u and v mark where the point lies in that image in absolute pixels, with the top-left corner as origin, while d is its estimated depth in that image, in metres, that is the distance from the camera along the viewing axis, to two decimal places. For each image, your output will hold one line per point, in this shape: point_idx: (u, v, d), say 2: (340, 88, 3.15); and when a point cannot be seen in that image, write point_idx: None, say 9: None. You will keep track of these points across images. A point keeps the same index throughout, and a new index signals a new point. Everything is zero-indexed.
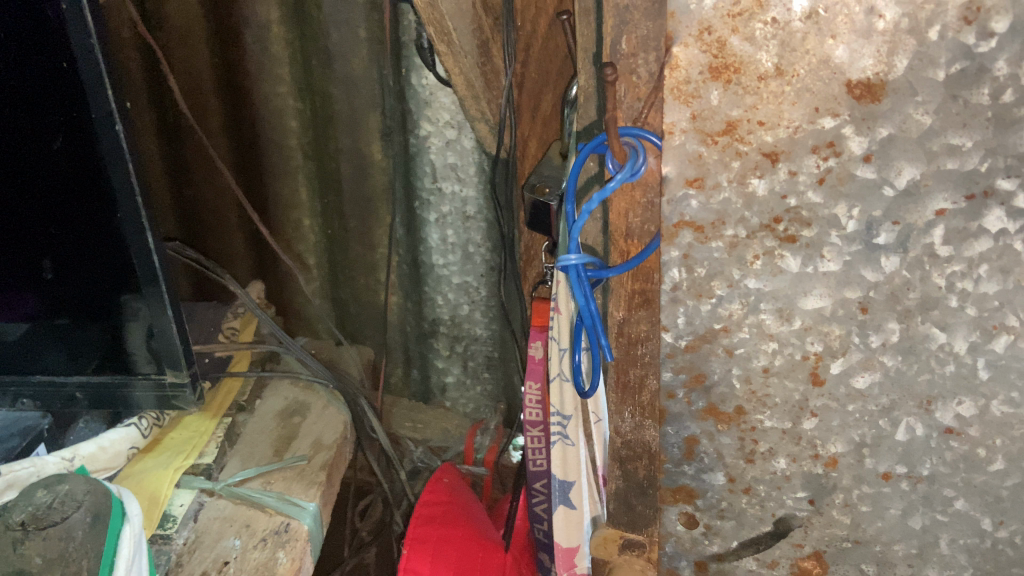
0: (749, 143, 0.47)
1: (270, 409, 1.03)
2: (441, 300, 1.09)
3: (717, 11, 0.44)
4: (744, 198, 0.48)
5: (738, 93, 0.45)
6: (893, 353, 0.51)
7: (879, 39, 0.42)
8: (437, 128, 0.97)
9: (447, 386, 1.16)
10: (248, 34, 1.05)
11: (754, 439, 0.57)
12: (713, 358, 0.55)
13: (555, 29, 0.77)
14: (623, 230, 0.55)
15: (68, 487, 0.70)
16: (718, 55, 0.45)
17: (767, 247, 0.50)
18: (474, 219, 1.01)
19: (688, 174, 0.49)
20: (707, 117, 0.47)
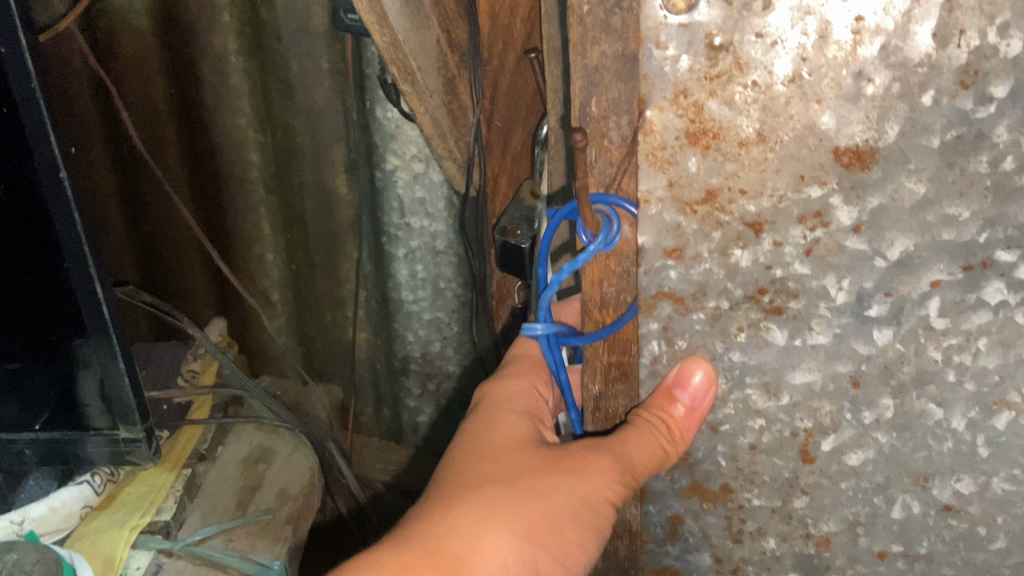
0: (730, 212, 0.44)
1: (232, 456, 0.97)
2: (411, 337, 1.05)
3: (693, 73, 0.40)
4: (726, 269, 0.45)
5: (717, 160, 0.42)
6: (887, 430, 0.49)
7: (868, 104, 0.40)
8: (404, 162, 0.94)
9: (419, 425, 1.11)
10: (205, 65, 1.01)
11: (742, 518, 0.55)
12: (697, 436, 0.52)
13: (523, 65, 0.75)
14: (597, 299, 0.48)
15: (16, 555, 0.71)
16: (695, 119, 0.41)
17: (751, 319, 0.47)
18: (445, 254, 0.98)
19: (666, 244, 0.45)
20: (685, 185, 0.43)
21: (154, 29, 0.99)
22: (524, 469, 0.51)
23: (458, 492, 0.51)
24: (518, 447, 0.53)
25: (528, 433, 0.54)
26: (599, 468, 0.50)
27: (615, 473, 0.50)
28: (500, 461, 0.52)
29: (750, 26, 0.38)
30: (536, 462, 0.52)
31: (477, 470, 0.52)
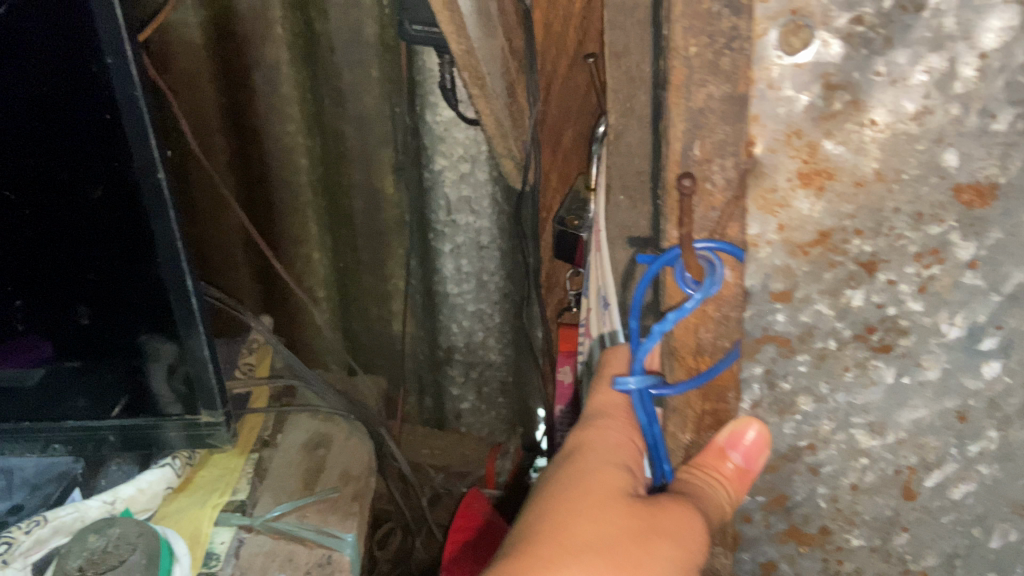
0: (844, 252, 0.43)
1: (293, 442, 1.03)
2: (455, 328, 1.11)
3: (809, 113, 0.40)
4: (836, 310, 0.45)
5: (833, 201, 0.42)
6: (991, 461, 0.48)
7: (994, 141, 0.39)
8: (452, 162, 1.00)
9: (461, 412, 1.17)
10: (259, 75, 1.07)
11: (840, 559, 0.53)
12: (795, 479, 0.51)
13: (575, 69, 0.82)
14: (692, 346, 0.48)
15: (121, 531, 0.76)
16: (809, 160, 0.41)
17: (859, 360, 0.46)
18: (488, 249, 1.05)
19: (774, 287, 0.45)
20: (796, 228, 0.43)
21: (206, 42, 1.05)
22: (617, 530, 0.48)
23: (550, 559, 0.47)
24: (606, 498, 0.50)
25: (619, 481, 0.51)
26: (691, 528, 0.47)
27: (704, 533, 0.48)
28: (591, 520, 0.49)
29: (872, 65, 0.38)
30: (628, 521, 0.48)
31: (567, 531, 0.49)
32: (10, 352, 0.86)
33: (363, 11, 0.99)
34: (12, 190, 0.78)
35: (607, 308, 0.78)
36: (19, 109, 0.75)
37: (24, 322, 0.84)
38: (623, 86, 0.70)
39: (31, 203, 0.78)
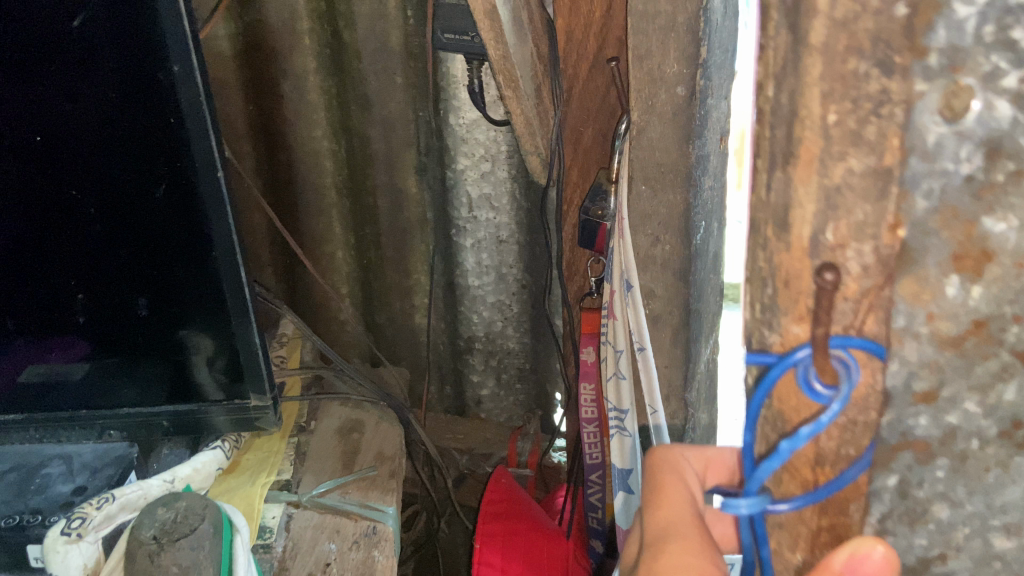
0: (1003, 340, 0.31)
1: (328, 427, 1.09)
2: (476, 318, 1.19)
3: (969, 181, 0.29)
4: (985, 407, 0.32)
5: (1009, 273, 0.30)
6: None
7: None
8: (473, 162, 1.08)
9: (481, 398, 1.25)
10: (287, 84, 1.12)
11: None
12: None
13: (595, 72, 0.88)
14: (811, 454, 0.35)
15: (185, 503, 0.80)
16: (966, 236, 0.30)
17: (1000, 458, 0.33)
18: (508, 243, 1.12)
19: (917, 385, 0.33)
20: (949, 317, 0.31)
21: (237, 55, 1.11)
22: None
23: None
24: None
25: None
26: None
27: None
28: None
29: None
30: None
31: None
32: (71, 346, 0.93)
33: (389, 22, 1.06)
34: (75, 190, 0.84)
35: (631, 288, 0.85)
36: (85, 114, 0.81)
37: (85, 315, 0.91)
38: (645, 86, 0.79)
39: (94, 202, 0.85)
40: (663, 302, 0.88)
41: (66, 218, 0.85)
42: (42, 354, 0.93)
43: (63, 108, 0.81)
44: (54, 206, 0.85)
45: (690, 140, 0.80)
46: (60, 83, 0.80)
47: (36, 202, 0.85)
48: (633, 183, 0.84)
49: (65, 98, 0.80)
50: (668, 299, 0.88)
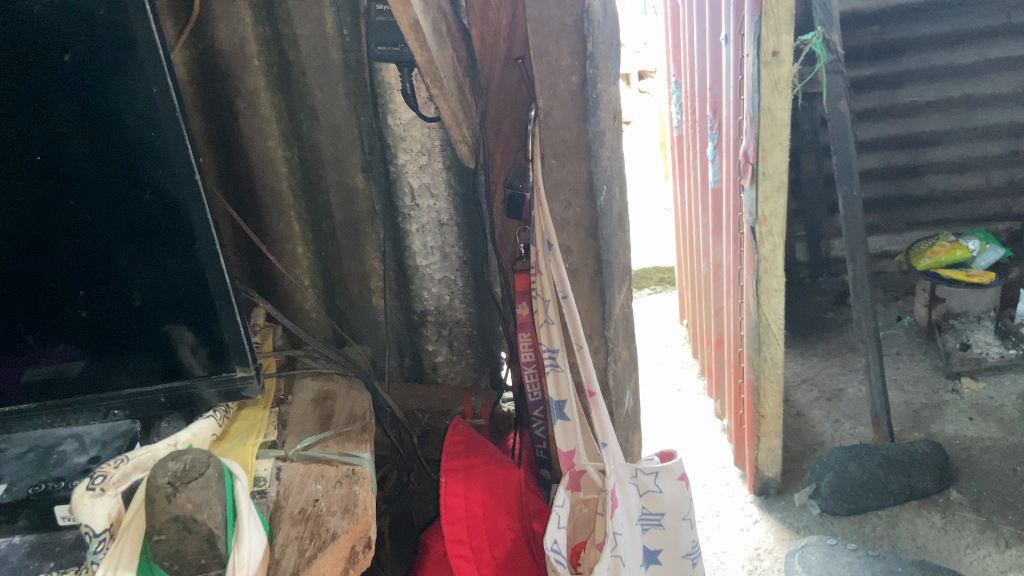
0: None
1: (304, 398, 1.24)
2: (427, 294, 1.37)
3: None
4: None
5: None
6: None
7: None
8: (412, 156, 1.28)
9: (438, 364, 1.42)
10: (241, 101, 1.26)
11: None
12: None
13: (506, 71, 1.06)
14: None
15: (191, 454, 0.88)
16: None
17: None
18: (448, 225, 1.32)
19: None
20: None
21: (193, 79, 1.23)
22: None
23: None
24: None
25: None
26: None
27: None
28: None
29: None
30: None
31: None
32: (73, 340, 1.06)
33: (328, 41, 1.24)
34: (73, 200, 0.99)
35: (551, 246, 1.03)
36: (79, 134, 0.96)
37: (86, 309, 1.05)
38: (547, 77, 0.97)
39: (90, 209, 1.00)
40: (579, 255, 1.07)
41: (67, 224, 1.00)
42: (49, 350, 1.07)
43: (60, 130, 0.96)
44: (57, 214, 1.00)
45: (587, 119, 0.99)
46: (55, 109, 0.95)
47: (37, 213, 0.99)
48: (546, 159, 1.02)
49: (60, 122, 0.96)
50: (583, 252, 1.07)
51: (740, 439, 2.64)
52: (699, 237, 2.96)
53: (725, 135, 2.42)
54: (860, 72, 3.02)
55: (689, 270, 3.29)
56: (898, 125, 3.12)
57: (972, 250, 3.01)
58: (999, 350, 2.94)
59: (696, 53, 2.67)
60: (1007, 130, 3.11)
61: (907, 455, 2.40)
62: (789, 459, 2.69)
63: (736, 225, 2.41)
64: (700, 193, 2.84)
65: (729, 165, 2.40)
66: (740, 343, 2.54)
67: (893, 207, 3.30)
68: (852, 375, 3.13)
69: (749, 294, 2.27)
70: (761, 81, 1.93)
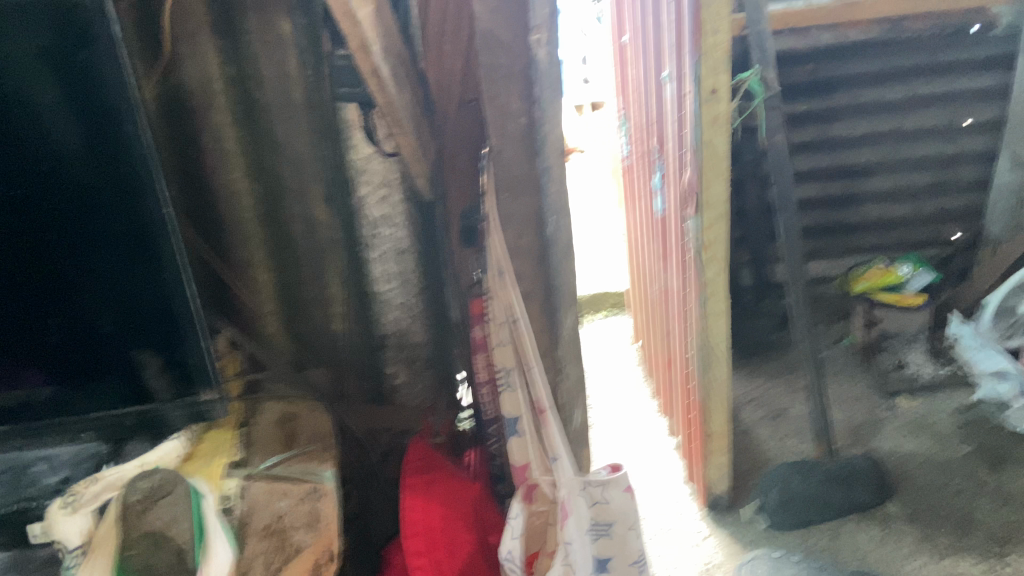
0: None
1: (267, 420, 1.28)
2: (387, 316, 1.47)
3: None
4: None
5: None
6: None
7: None
8: (373, 191, 1.40)
9: (397, 385, 1.49)
10: (206, 135, 1.30)
11: None
12: None
13: (461, 110, 1.14)
14: None
15: None
16: None
17: None
18: (407, 252, 1.44)
19: None
20: None
21: (159, 114, 1.28)
22: None
23: None
24: None
25: None
26: None
27: None
28: None
29: None
30: None
31: None
32: (46, 366, 1.11)
33: (292, 81, 1.31)
34: (50, 233, 1.04)
35: (504, 272, 1.11)
36: (54, 170, 1.01)
37: (59, 336, 1.09)
38: (497, 118, 1.05)
39: (67, 242, 1.05)
40: (529, 279, 1.15)
41: (42, 256, 1.05)
42: (22, 375, 1.11)
43: (37, 169, 1.01)
44: (32, 244, 1.04)
45: (536, 156, 1.08)
46: (31, 146, 1.00)
47: (12, 243, 1.04)
48: (499, 191, 1.10)
49: (36, 158, 1.01)
50: (533, 276, 1.15)
51: (689, 457, 2.74)
52: (648, 264, 3.07)
53: (670, 166, 2.54)
54: (797, 106, 3.15)
55: (640, 295, 3.40)
56: (833, 155, 3.29)
57: (903, 274, 3.18)
58: (930, 370, 3.11)
59: (642, 88, 2.80)
60: (934, 161, 3.30)
61: (847, 468, 2.53)
62: (737, 476, 2.79)
63: (682, 251, 2.53)
64: (648, 221, 2.96)
65: (674, 196, 2.52)
66: (688, 364, 2.65)
67: (830, 233, 3.48)
68: (796, 394, 3.27)
69: (696, 317, 2.38)
70: (701, 116, 2.04)
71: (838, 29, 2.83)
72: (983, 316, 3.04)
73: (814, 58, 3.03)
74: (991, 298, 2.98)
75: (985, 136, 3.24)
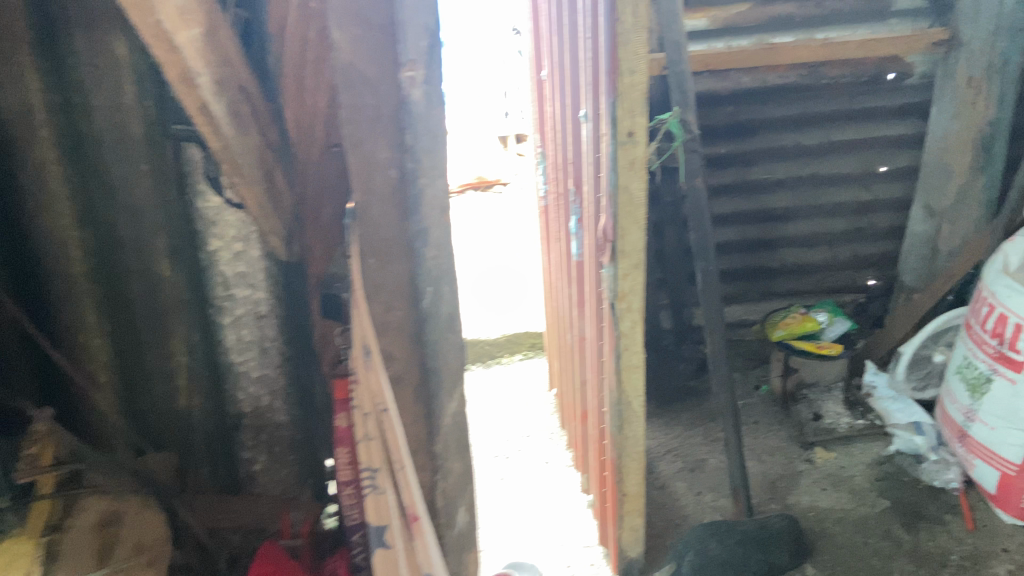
0: None
1: (86, 522, 1.03)
2: (242, 393, 1.28)
3: None
4: None
5: None
6: None
7: None
8: (226, 244, 1.20)
9: (254, 473, 1.32)
10: (24, 177, 1.06)
11: None
12: None
13: (327, 157, 0.96)
14: None
15: None
16: None
17: None
18: (267, 317, 1.24)
19: None
20: None
21: None
22: None
23: None
24: None
25: None
26: None
27: None
28: None
29: None
30: None
31: None
32: None
33: (127, 113, 1.09)
34: None
35: (371, 353, 0.93)
36: None
37: None
38: (362, 169, 0.87)
39: None
40: (401, 362, 0.97)
41: None
42: None
43: None
44: None
45: (408, 217, 0.90)
46: None
47: None
48: (365, 257, 0.91)
49: None
50: (406, 358, 0.97)
51: (604, 515, 2.57)
52: (564, 308, 2.94)
53: (586, 209, 2.40)
54: (716, 150, 3.09)
55: (556, 339, 3.28)
56: (753, 200, 3.23)
57: (820, 322, 3.12)
58: (848, 421, 3.02)
59: (560, 127, 2.67)
60: (851, 208, 3.25)
61: (763, 529, 2.33)
62: (652, 536, 2.64)
63: (598, 299, 2.38)
64: (565, 263, 2.82)
65: (590, 242, 2.38)
66: (601, 419, 2.51)
67: (749, 277, 3.42)
68: (714, 445, 3.14)
69: (609, 370, 2.22)
70: (618, 160, 1.88)
71: (759, 71, 2.78)
72: (897, 366, 2.95)
73: (733, 101, 2.95)
74: (906, 349, 2.89)
75: (900, 185, 3.20)
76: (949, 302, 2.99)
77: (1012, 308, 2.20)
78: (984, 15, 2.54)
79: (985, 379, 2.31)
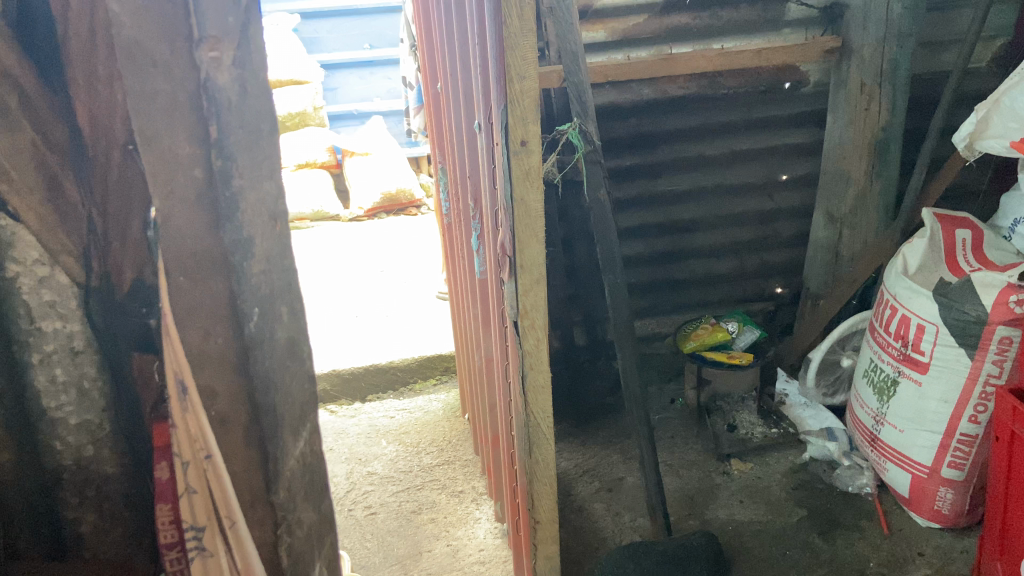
0: None
1: None
2: (60, 445, 1.07)
3: None
4: None
5: None
6: None
7: None
8: (27, 267, 0.97)
9: (82, 536, 1.12)
10: None
11: None
12: None
13: (126, 162, 0.94)
14: None
15: None
16: None
17: None
18: (85, 354, 1.03)
19: None
20: None
21: None
22: None
23: None
24: None
25: None
26: None
27: None
28: None
29: None
30: None
31: None
32: None
33: None
34: None
35: (184, 392, 0.89)
36: None
37: None
38: (162, 168, 0.84)
39: None
40: (226, 399, 0.92)
41: None
42: None
43: None
44: None
45: (219, 223, 0.86)
46: None
47: None
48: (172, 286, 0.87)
49: None
50: (231, 392, 0.92)
51: (518, 546, 2.41)
52: (472, 330, 2.80)
53: (486, 223, 2.28)
54: (621, 162, 3.02)
55: (467, 362, 3.13)
56: (661, 212, 3.17)
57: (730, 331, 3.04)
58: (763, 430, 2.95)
59: (456, 140, 2.56)
60: (755, 217, 3.23)
61: (683, 547, 2.20)
62: (569, 563, 2.52)
63: (500, 317, 2.27)
64: (469, 279, 2.70)
65: (491, 257, 2.26)
66: (513, 443, 2.37)
67: (660, 289, 3.33)
68: (632, 463, 3.06)
69: (517, 390, 2.05)
70: (512, 171, 1.69)
71: (658, 83, 2.82)
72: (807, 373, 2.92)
73: (636, 114, 2.92)
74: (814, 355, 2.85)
75: (800, 193, 3.20)
76: (852, 307, 3.03)
77: (914, 310, 2.18)
78: (872, 22, 2.54)
79: (892, 382, 2.29)
